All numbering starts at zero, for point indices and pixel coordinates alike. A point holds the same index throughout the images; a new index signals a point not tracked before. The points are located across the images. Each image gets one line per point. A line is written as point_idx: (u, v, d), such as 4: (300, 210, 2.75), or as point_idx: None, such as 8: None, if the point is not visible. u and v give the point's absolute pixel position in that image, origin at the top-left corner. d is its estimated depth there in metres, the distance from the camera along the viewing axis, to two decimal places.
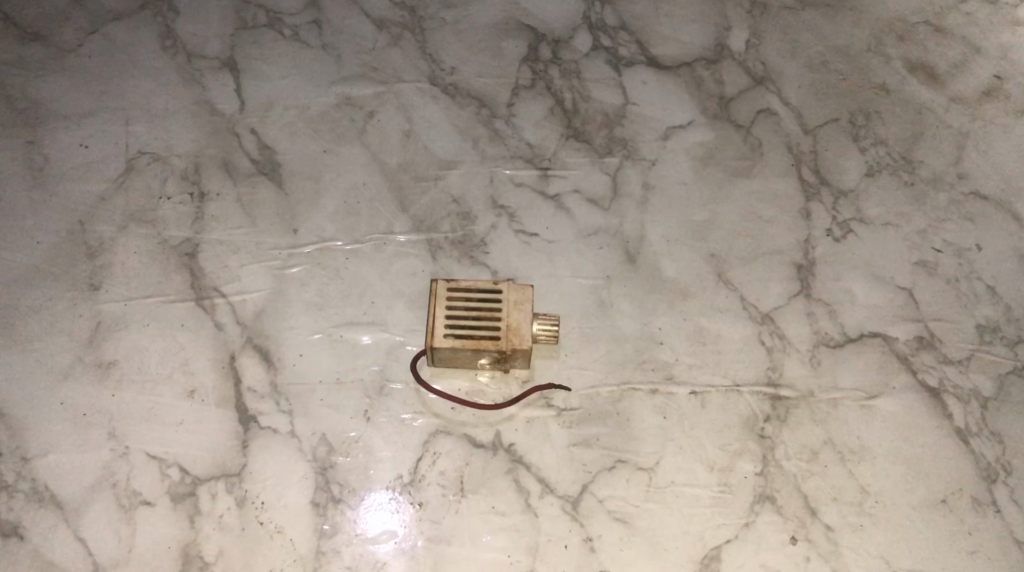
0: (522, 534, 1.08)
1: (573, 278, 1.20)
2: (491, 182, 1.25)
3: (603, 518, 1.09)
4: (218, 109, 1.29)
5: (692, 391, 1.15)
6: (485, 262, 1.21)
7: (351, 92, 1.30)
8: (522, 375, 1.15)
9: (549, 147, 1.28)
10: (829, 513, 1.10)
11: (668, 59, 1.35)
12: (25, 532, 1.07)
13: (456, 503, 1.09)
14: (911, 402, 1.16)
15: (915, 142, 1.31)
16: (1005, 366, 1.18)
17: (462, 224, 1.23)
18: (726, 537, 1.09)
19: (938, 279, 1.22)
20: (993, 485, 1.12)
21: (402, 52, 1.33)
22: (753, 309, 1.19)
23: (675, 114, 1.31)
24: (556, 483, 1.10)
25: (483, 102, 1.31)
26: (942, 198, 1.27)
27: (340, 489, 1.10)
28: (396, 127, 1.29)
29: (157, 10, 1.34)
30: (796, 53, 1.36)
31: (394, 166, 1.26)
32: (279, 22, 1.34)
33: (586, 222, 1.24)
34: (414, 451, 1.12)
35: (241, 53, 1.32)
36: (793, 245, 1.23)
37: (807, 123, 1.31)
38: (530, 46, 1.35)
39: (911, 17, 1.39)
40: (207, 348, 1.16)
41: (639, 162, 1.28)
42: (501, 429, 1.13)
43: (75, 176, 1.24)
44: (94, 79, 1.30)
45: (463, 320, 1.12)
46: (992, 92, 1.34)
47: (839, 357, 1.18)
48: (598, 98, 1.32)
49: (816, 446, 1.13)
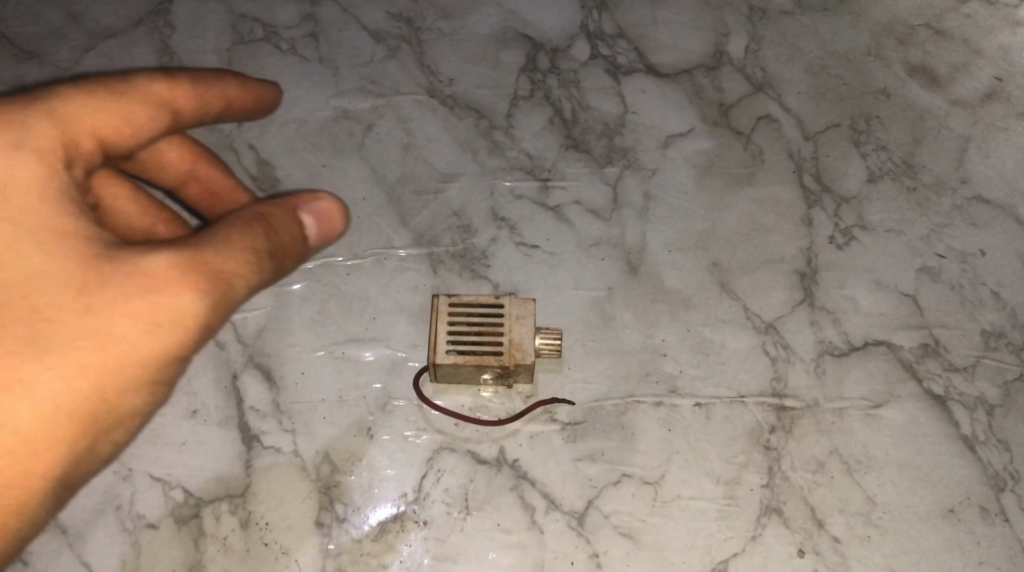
0: (529, 551, 1.08)
1: (575, 291, 1.20)
2: (491, 195, 1.25)
3: (609, 534, 1.09)
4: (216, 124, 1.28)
5: (697, 403, 1.14)
6: (487, 276, 1.21)
7: (349, 106, 1.30)
8: (525, 389, 1.15)
9: (549, 158, 1.28)
10: (836, 524, 1.10)
11: (667, 66, 1.34)
12: (28, 558, 1.07)
13: (460, 520, 1.09)
14: (917, 411, 1.15)
15: (917, 146, 1.30)
16: (1011, 373, 1.17)
17: (462, 237, 1.23)
18: (733, 550, 1.08)
19: (942, 285, 1.22)
20: (1000, 493, 1.12)
21: (400, 64, 1.33)
22: (756, 319, 1.19)
23: (674, 122, 1.30)
24: (561, 498, 1.10)
25: (482, 113, 1.30)
26: (944, 204, 1.26)
27: (344, 508, 1.09)
28: (395, 140, 1.28)
29: (154, 26, 1.34)
30: (796, 59, 1.35)
31: (393, 180, 1.26)
32: (276, 35, 1.34)
33: (587, 233, 1.23)
34: (418, 468, 1.11)
35: (238, 68, 1.32)
36: (796, 253, 1.23)
37: (807, 130, 1.30)
38: (528, 56, 1.34)
39: (910, 20, 1.38)
40: (208, 367, 1.15)
41: (639, 172, 1.27)
42: (505, 444, 1.12)
43: None
44: None
45: (465, 335, 1.11)
46: (993, 94, 1.33)
47: (844, 366, 1.17)
48: (597, 107, 1.31)
49: (822, 457, 1.12)
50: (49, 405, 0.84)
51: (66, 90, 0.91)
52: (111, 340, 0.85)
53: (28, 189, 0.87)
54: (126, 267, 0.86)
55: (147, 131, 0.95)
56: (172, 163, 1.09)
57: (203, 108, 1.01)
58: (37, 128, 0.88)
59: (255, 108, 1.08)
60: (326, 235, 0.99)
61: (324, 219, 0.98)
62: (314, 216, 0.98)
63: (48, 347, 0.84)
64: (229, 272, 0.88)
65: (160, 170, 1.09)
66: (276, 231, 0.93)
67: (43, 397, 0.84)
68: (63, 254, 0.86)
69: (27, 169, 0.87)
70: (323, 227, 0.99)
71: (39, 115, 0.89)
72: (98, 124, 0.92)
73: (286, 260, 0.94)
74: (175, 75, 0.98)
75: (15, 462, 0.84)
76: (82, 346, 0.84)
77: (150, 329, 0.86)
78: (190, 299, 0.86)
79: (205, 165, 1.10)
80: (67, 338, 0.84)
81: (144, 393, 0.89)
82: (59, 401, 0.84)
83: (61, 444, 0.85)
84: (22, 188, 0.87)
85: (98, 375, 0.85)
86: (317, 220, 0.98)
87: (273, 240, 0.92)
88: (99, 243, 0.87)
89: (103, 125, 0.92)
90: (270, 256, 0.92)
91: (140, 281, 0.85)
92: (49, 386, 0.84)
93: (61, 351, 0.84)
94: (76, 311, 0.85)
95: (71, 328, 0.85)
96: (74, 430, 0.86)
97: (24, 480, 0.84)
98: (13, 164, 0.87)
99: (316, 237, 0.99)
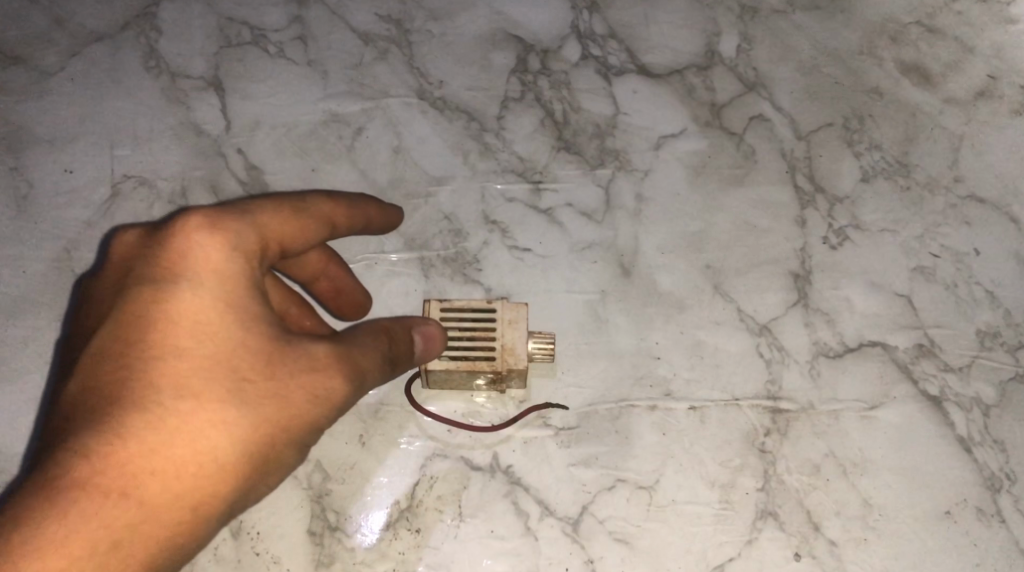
0: (523, 558, 1.07)
1: (568, 294, 1.19)
2: (482, 198, 1.24)
3: (604, 540, 1.08)
4: (204, 129, 1.28)
5: (691, 406, 1.13)
6: (478, 280, 1.20)
7: (338, 109, 1.29)
8: (518, 394, 1.14)
9: (540, 161, 1.27)
10: (832, 527, 1.09)
11: (658, 66, 1.33)
12: None
13: (454, 528, 1.08)
14: (913, 412, 1.14)
15: (910, 145, 1.29)
16: (1006, 372, 1.17)
17: (454, 241, 1.22)
18: (728, 555, 1.08)
19: (937, 285, 1.21)
20: (997, 494, 1.11)
21: (389, 66, 1.31)
22: (751, 321, 1.18)
23: (666, 123, 1.29)
24: (556, 504, 1.09)
25: (472, 116, 1.29)
26: (938, 203, 1.26)
27: (336, 517, 1.08)
28: (385, 143, 1.27)
29: (140, 29, 1.33)
30: (788, 58, 1.34)
31: (384, 183, 1.25)
32: (263, 38, 1.32)
33: (579, 236, 1.22)
34: (411, 475, 1.10)
35: (226, 72, 1.31)
36: (789, 254, 1.22)
37: (800, 130, 1.29)
38: (518, 57, 1.33)
39: (902, 18, 1.37)
40: None
41: (631, 174, 1.26)
42: (498, 450, 1.11)
43: (62, 203, 1.24)
44: (78, 102, 1.29)
45: (458, 340, 1.10)
46: (986, 92, 1.32)
47: (838, 367, 1.16)
48: (589, 108, 1.30)
49: (817, 460, 1.12)
50: (235, 450, 0.89)
51: (258, 204, 0.97)
52: (286, 402, 0.91)
53: (229, 275, 0.92)
54: (297, 347, 0.92)
55: (305, 235, 1.00)
56: (308, 263, 1.09)
57: (352, 227, 1.08)
58: (239, 226, 0.94)
59: (376, 224, 1.13)
60: (427, 354, 1.04)
61: (428, 340, 1.04)
62: (423, 334, 1.03)
63: (240, 401, 0.90)
64: (367, 369, 0.95)
65: (294, 269, 1.10)
66: (397, 342, 1.00)
67: (231, 443, 0.89)
68: (257, 331, 0.91)
69: (230, 262, 0.92)
70: (426, 346, 1.04)
71: (242, 221, 0.94)
72: (284, 236, 0.98)
73: (398, 370, 1.00)
74: (336, 197, 1.06)
75: (201, 494, 0.88)
76: (266, 405, 0.90)
77: (314, 401, 0.92)
78: (344, 384, 0.93)
79: (335, 267, 1.11)
80: (254, 396, 0.90)
81: (297, 454, 0.94)
82: (243, 447, 0.89)
83: (235, 488, 0.90)
84: (226, 276, 0.92)
85: (274, 432, 0.91)
86: (425, 338, 1.03)
87: (396, 348, 0.99)
88: (277, 327, 0.93)
89: (286, 235, 0.98)
90: (396, 362, 0.99)
91: (305, 361, 0.92)
92: (237, 434, 0.89)
93: (250, 406, 0.90)
94: (263, 375, 0.91)
95: (256, 391, 0.90)
96: (248, 476, 0.90)
97: (204, 511, 0.88)
98: (220, 253, 0.92)
99: (421, 354, 1.04)
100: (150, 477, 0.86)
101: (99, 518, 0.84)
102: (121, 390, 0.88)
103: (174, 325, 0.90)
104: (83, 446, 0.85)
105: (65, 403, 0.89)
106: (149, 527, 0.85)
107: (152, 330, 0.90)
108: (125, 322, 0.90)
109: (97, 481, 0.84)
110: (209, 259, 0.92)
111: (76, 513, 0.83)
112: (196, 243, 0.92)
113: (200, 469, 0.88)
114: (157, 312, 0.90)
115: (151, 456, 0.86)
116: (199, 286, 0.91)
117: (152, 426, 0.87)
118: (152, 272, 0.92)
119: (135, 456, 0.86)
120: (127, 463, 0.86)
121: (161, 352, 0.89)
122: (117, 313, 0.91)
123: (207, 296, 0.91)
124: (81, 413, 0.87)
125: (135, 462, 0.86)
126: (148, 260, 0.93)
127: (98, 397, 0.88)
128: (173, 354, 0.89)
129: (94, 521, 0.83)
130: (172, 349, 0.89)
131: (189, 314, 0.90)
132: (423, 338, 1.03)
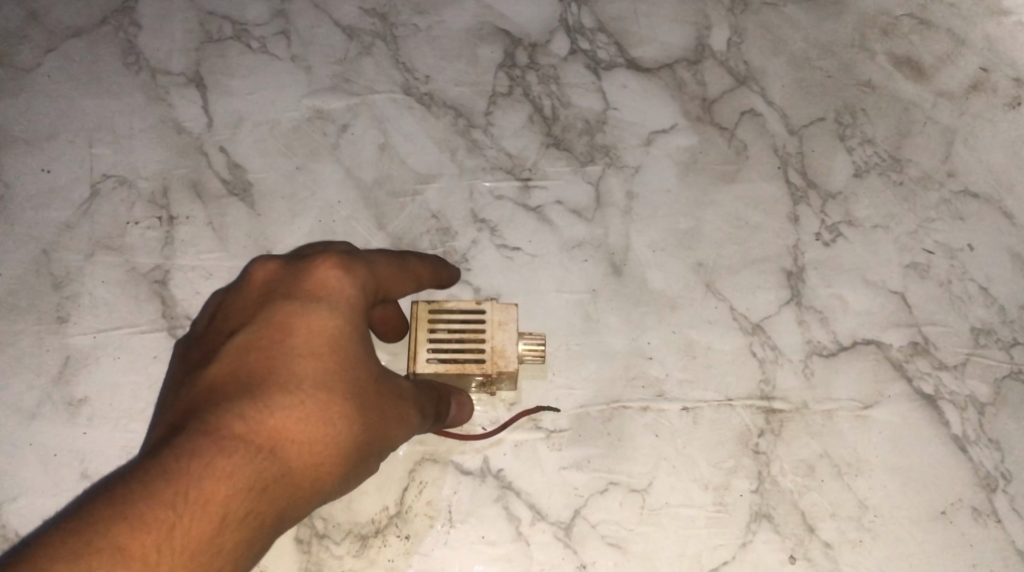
0: (514, 563, 1.06)
1: (558, 294, 1.17)
2: (471, 196, 1.22)
3: (596, 544, 1.07)
4: (185, 127, 1.25)
5: (684, 407, 1.12)
6: (467, 280, 1.18)
7: (323, 106, 1.26)
8: (508, 397, 1.12)
9: (529, 157, 1.24)
10: (828, 529, 1.08)
11: (648, 60, 1.31)
12: None
13: (444, 533, 1.06)
14: (908, 411, 1.13)
15: (903, 140, 1.28)
16: (1001, 369, 1.15)
17: (442, 240, 1.19)
18: (723, 558, 1.06)
19: (930, 283, 1.20)
20: (993, 494, 1.10)
21: (374, 61, 1.29)
22: (743, 319, 1.16)
23: (657, 118, 1.27)
24: (547, 509, 1.08)
25: (460, 112, 1.27)
26: (931, 198, 1.24)
27: (323, 523, 1.06)
28: (370, 141, 1.24)
29: (118, 24, 1.30)
30: (779, 51, 1.32)
31: (370, 181, 1.22)
32: (245, 33, 1.30)
33: (569, 234, 1.20)
34: (400, 481, 1.08)
35: (207, 68, 1.28)
36: (782, 251, 1.20)
37: (792, 125, 1.28)
38: (506, 52, 1.30)
39: (894, 10, 1.35)
40: None
41: (622, 170, 1.24)
42: (489, 454, 1.10)
43: (39, 203, 1.21)
44: (55, 99, 1.26)
45: (447, 343, 1.07)
46: (978, 85, 1.31)
47: (832, 367, 1.15)
48: (578, 103, 1.28)
49: (812, 460, 1.11)
50: (353, 444, 0.87)
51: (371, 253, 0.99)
52: (387, 412, 0.90)
53: (358, 298, 0.91)
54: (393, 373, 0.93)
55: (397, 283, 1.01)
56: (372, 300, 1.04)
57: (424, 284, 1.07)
58: (365, 264, 0.95)
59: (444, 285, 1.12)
60: (457, 420, 1.06)
61: (462, 409, 1.05)
62: (461, 404, 1.05)
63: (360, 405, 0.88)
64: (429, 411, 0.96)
65: None
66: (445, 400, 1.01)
67: (349, 439, 0.87)
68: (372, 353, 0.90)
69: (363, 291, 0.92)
70: (458, 414, 1.05)
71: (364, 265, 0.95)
72: (388, 282, 0.99)
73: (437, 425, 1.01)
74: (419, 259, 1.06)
75: (315, 476, 0.85)
76: (374, 412, 0.89)
77: (404, 419, 0.92)
78: (420, 415, 0.94)
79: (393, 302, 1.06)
80: (367, 401, 0.88)
81: (377, 464, 0.92)
82: (356, 444, 0.87)
83: (339, 480, 0.87)
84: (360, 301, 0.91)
85: (377, 438, 0.89)
86: (461, 406, 1.05)
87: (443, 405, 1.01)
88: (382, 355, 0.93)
89: (388, 282, 0.99)
90: (439, 418, 1.00)
91: (399, 385, 0.93)
92: (353, 430, 0.87)
93: (365, 410, 0.88)
94: (375, 386, 0.90)
95: (370, 399, 0.89)
96: (351, 472, 0.88)
97: (311, 491, 0.85)
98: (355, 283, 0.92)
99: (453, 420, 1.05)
100: (282, 455, 0.84)
101: (242, 475, 0.81)
102: (260, 376, 0.86)
103: (314, 334, 0.88)
104: (230, 413, 0.83)
105: (203, 384, 0.86)
106: (272, 497, 0.82)
107: (290, 331, 0.88)
108: (265, 321, 0.89)
109: (240, 447, 0.82)
110: (341, 281, 0.91)
111: (226, 466, 0.80)
112: (333, 266, 0.92)
113: (324, 453, 0.85)
114: (296, 318, 0.88)
115: (286, 436, 0.84)
116: (338, 306, 0.90)
117: (289, 410, 0.85)
118: (291, 284, 0.91)
119: (272, 433, 0.84)
120: (265, 438, 0.83)
121: (297, 351, 0.87)
122: (257, 314, 0.90)
123: (339, 313, 0.89)
124: (223, 391, 0.85)
125: (274, 437, 0.84)
126: (287, 276, 0.92)
127: (238, 380, 0.86)
128: (308, 353, 0.87)
129: (235, 480, 0.80)
130: (307, 349, 0.87)
131: (323, 322, 0.88)
132: (460, 407, 1.05)
